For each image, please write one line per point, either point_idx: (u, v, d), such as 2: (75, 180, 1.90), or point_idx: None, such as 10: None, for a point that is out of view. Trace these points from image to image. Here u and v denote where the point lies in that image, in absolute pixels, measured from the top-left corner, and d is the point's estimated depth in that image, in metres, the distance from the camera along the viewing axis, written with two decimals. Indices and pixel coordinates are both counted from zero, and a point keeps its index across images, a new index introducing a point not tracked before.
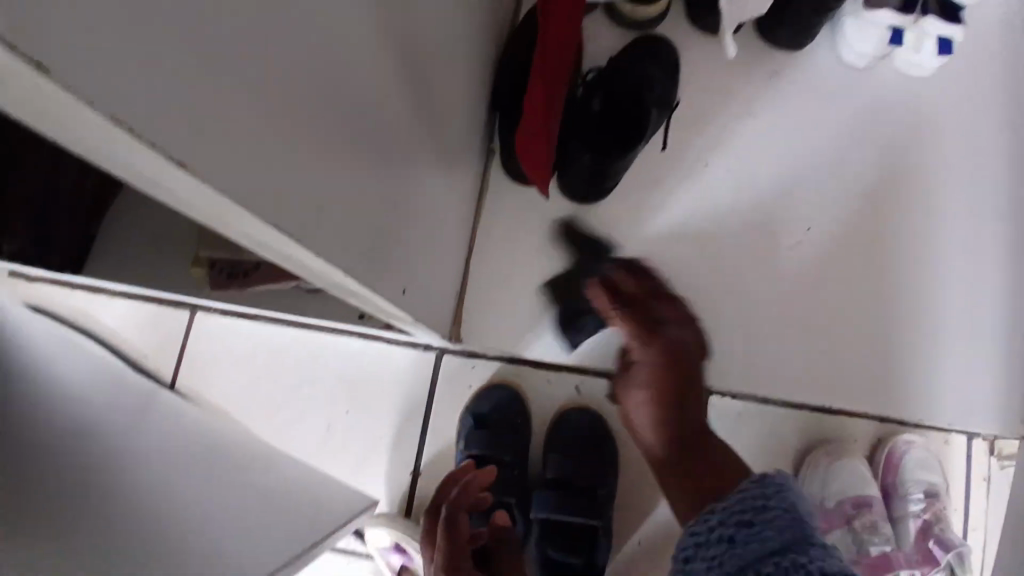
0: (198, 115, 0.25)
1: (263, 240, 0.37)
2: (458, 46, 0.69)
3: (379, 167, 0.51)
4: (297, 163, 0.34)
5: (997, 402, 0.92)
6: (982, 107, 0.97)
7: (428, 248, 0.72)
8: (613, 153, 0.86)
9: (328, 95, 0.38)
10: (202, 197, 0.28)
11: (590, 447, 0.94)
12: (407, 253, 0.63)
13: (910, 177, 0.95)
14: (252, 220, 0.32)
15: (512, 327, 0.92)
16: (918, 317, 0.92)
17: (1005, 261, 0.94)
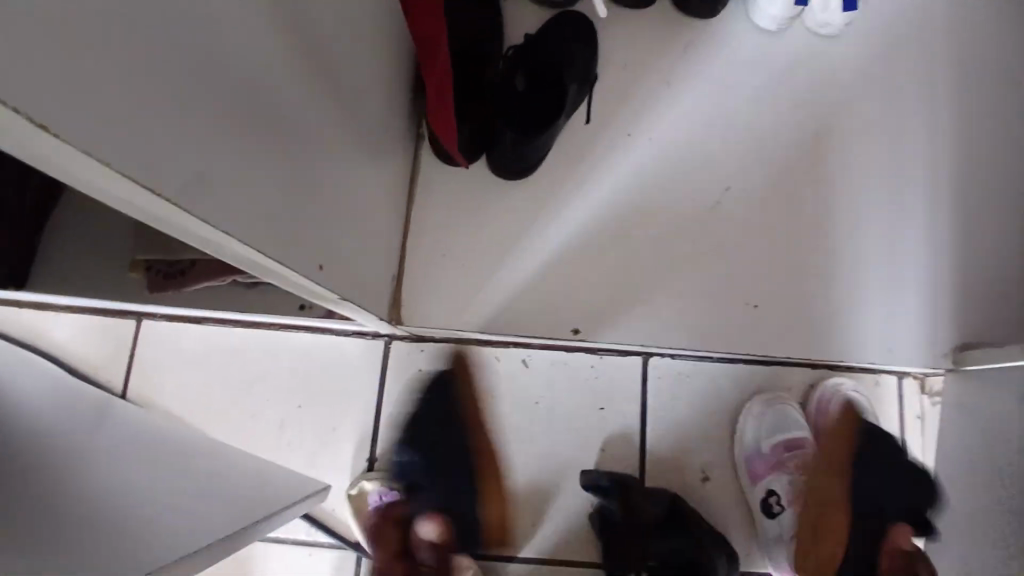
0: (64, 87, 0.27)
1: (161, 219, 0.39)
2: (370, 32, 0.72)
3: (288, 158, 0.54)
4: (181, 141, 0.36)
5: (919, 339, 0.96)
6: (893, 61, 1.02)
7: (356, 234, 0.75)
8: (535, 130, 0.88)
9: (217, 83, 0.40)
10: (81, 168, 0.30)
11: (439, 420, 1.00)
12: (330, 243, 0.66)
13: (823, 133, 1.00)
14: (137, 189, 0.34)
15: (453, 308, 0.95)
16: (842, 268, 0.97)
17: (922, 204, 0.99)
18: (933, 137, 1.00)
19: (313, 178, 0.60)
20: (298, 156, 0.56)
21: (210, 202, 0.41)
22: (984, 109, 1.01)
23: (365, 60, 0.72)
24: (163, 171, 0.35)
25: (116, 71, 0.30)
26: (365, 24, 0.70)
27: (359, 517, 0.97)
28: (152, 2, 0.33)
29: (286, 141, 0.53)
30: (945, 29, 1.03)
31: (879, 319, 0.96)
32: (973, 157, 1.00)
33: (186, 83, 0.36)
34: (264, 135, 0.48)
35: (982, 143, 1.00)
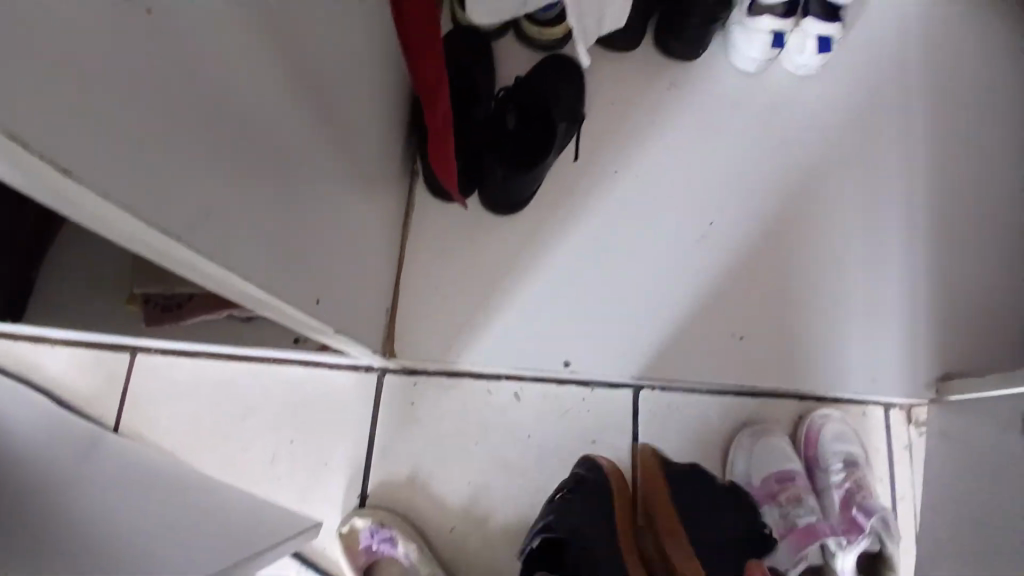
0: (79, 131, 0.30)
1: (164, 252, 0.42)
2: (367, 74, 0.75)
3: (286, 195, 0.56)
4: (184, 178, 0.39)
5: (903, 371, 0.98)
6: (869, 102, 1.06)
7: (352, 270, 0.77)
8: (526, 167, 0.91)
9: (219, 124, 0.43)
10: (92, 205, 0.33)
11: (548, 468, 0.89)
12: (326, 277, 0.68)
13: (803, 170, 1.03)
14: (142, 224, 0.36)
15: (446, 340, 0.96)
16: (826, 300, 0.99)
17: (900, 239, 1.02)
18: (909, 174, 1.04)
19: (310, 215, 0.62)
20: (296, 194, 0.58)
21: (210, 236, 0.43)
22: (956, 147, 1.06)
23: (362, 101, 0.75)
24: (167, 208, 0.37)
25: (127, 116, 0.33)
26: (363, 66, 0.74)
27: (348, 555, 0.97)
28: (159, 52, 0.35)
29: (285, 179, 0.55)
30: (916, 71, 1.08)
31: (863, 351, 0.98)
32: (948, 194, 1.04)
33: (190, 125, 0.39)
34: (263, 173, 0.51)
35: (955, 181, 1.04)
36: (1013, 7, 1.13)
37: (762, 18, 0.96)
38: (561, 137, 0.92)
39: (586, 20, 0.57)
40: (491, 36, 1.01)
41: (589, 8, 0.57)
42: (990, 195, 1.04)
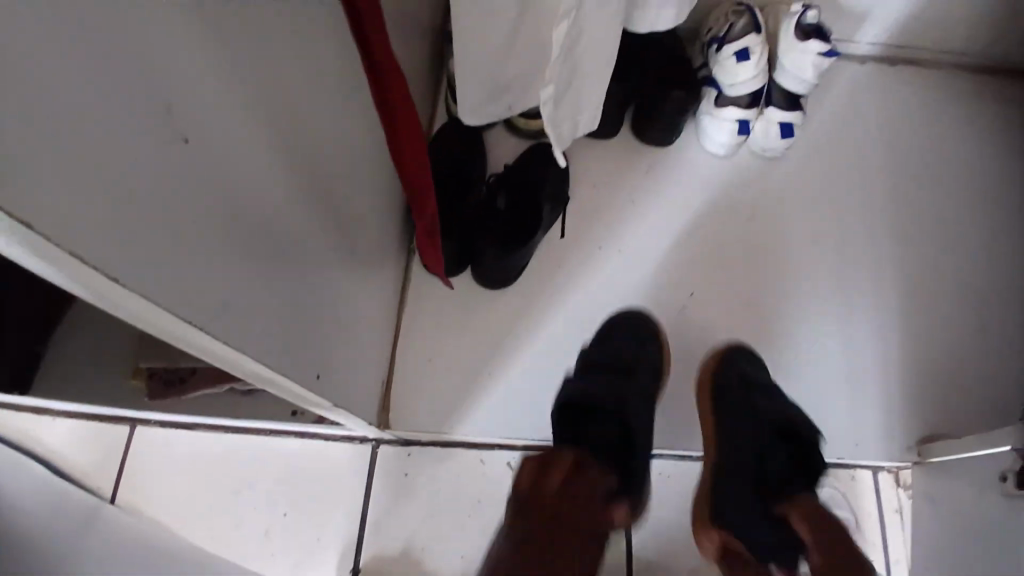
0: (90, 223, 0.34)
1: (167, 329, 0.46)
2: (368, 163, 0.81)
3: (287, 282, 0.60)
4: (184, 262, 0.44)
5: (884, 435, 1.01)
6: (837, 179, 1.13)
7: (348, 348, 0.80)
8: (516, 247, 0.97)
9: (222, 215, 0.48)
10: (101, 285, 0.37)
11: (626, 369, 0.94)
12: (323, 356, 0.71)
13: (778, 244, 1.09)
14: (146, 302, 0.40)
15: (439, 411, 0.99)
16: (806, 367, 1.03)
17: (873, 309, 1.07)
18: (877, 247, 1.10)
19: (308, 300, 0.66)
20: (295, 280, 0.62)
21: (208, 314, 0.47)
22: (920, 221, 1.12)
23: (363, 188, 0.81)
24: (167, 287, 0.42)
25: (135, 209, 0.38)
26: (365, 156, 0.80)
27: None
28: (168, 155, 0.41)
29: (285, 267, 0.60)
30: (879, 151, 1.16)
31: (844, 417, 1.01)
32: (916, 267, 1.10)
33: (193, 216, 0.44)
34: (264, 263, 0.55)
35: (922, 254, 1.10)
36: (967, 93, 1.21)
37: (726, 108, 1.06)
38: (546, 215, 0.99)
39: (560, 126, 0.63)
40: (482, 127, 1.08)
41: (562, 115, 0.62)
42: (956, 268, 1.10)
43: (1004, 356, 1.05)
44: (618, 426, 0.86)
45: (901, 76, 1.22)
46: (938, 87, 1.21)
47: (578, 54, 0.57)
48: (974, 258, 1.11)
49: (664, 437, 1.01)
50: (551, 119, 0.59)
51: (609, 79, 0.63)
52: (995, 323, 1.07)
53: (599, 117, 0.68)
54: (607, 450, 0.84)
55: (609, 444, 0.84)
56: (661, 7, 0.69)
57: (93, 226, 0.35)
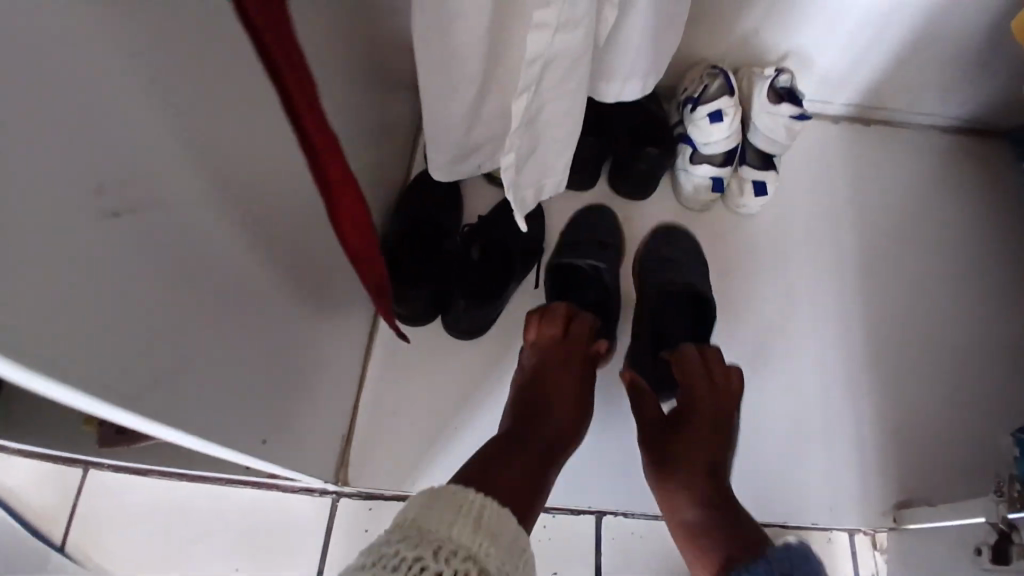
0: (15, 316, 0.32)
1: (107, 410, 0.44)
2: None
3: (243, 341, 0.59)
4: (124, 339, 0.42)
5: (857, 501, 1.00)
6: (812, 236, 1.14)
7: (305, 401, 0.78)
8: (488, 300, 0.96)
9: (167, 286, 0.46)
10: (25, 376, 0.35)
11: (595, 241, 1.07)
12: (272, 416, 0.69)
13: (753, 300, 1.09)
14: (81, 388, 0.38)
15: (404, 465, 0.96)
16: (779, 426, 1.02)
17: (846, 370, 1.06)
18: (853, 305, 1.10)
19: (262, 358, 0.64)
20: (251, 338, 0.61)
21: (150, 390, 0.45)
22: (894, 280, 1.13)
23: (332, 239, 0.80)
24: (103, 367, 0.40)
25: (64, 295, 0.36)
26: None
27: None
28: (104, 230, 0.39)
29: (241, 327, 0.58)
30: (854, 210, 1.17)
31: (819, 480, 1.00)
32: (889, 327, 1.10)
33: (134, 291, 0.42)
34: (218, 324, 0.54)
35: (896, 314, 1.10)
36: (940, 155, 1.23)
37: (701, 165, 1.08)
38: (515, 276, 0.98)
39: (524, 188, 0.63)
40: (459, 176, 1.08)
41: (525, 180, 0.62)
42: (928, 330, 1.10)
43: (976, 421, 1.05)
44: (598, 287, 1.05)
45: (876, 137, 1.23)
46: (912, 149, 1.23)
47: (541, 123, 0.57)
48: (948, 319, 1.11)
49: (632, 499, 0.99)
50: (514, 183, 0.59)
51: (575, 146, 0.64)
52: (967, 386, 1.07)
53: (566, 180, 0.68)
54: (593, 307, 1.03)
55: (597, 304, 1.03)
56: (626, 78, 0.70)
57: (27, 317, 0.33)
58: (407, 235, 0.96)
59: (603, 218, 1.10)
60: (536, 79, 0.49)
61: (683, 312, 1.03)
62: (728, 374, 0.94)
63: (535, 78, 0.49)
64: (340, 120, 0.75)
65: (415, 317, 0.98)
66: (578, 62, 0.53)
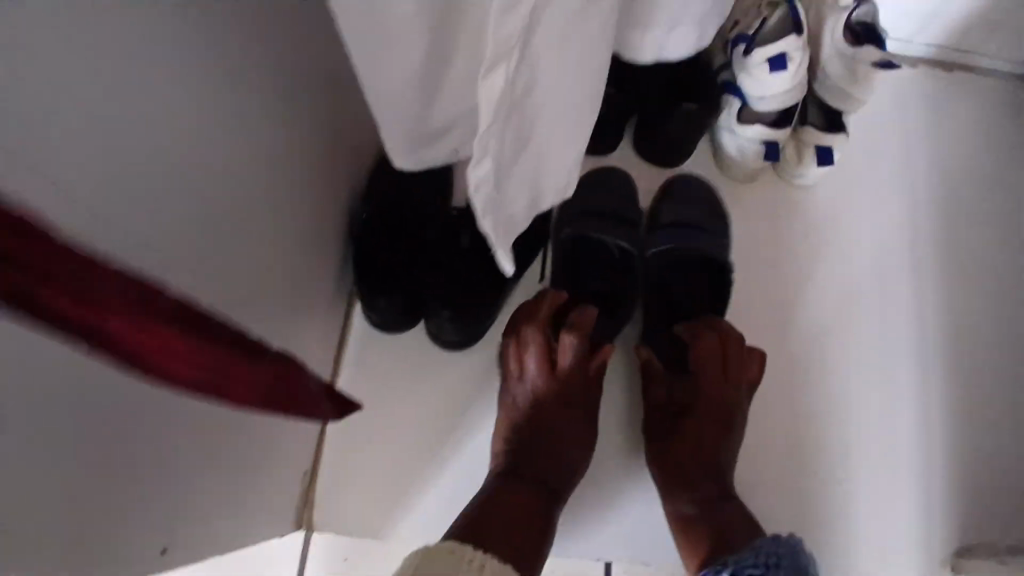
0: None
1: None
2: (278, 210, 0.59)
3: (108, 438, 0.40)
4: None
5: (918, 544, 0.84)
6: (880, 217, 0.93)
7: (240, 457, 0.60)
8: (476, 308, 0.77)
9: None
10: None
11: (610, 214, 0.84)
12: (181, 500, 0.51)
13: (805, 296, 0.90)
14: None
15: (379, 499, 0.80)
16: (829, 453, 0.86)
17: (916, 389, 0.87)
18: (927, 304, 0.90)
19: (154, 441, 0.45)
20: (129, 428, 0.42)
21: None
22: (979, 272, 0.92)
23: (270, 245, 0.59)
24: None
25: None
26: (274, 201, 0.58)
27: None
28: None
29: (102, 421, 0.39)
30: (935, 183, 0.95)
31: (872, 519, 0.84)
32: (969, 333, 0.90)
33: None
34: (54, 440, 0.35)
35: (980, 319, 0.90)
36: None
37: (749, 125, 0.84)
38: (511, 274, 0.79)
39: (513, 203, 0.42)
40: None
41: (513, 189, 0.41)
42: (1019, 342, 0.90)
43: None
44: (613, 273, 0.82)
45: (967, 88, 0.99)
46: (1015, 109, 0.99)
47: (532, 114, 0.37)
48: None
49: (647, 545, 0.80)
50: (495, 205, 0.39)
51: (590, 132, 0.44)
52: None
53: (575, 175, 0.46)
54: (600, 298, 0.82)
55: (610, 296, 0.82)
56: (674, 27, 0.47)
57: None
58: (373, 222, 0.76)
59: (624, 181, 0.87)
60: (516, 38, 0.30)
61: (701, 295, 0.83)
62: (751, 363, 0.77)
63: (515, 33, 0.30)
64: (273, 84, 0.53)
65: (391, 325, 0.80)
66: (585, 9, 0.33)
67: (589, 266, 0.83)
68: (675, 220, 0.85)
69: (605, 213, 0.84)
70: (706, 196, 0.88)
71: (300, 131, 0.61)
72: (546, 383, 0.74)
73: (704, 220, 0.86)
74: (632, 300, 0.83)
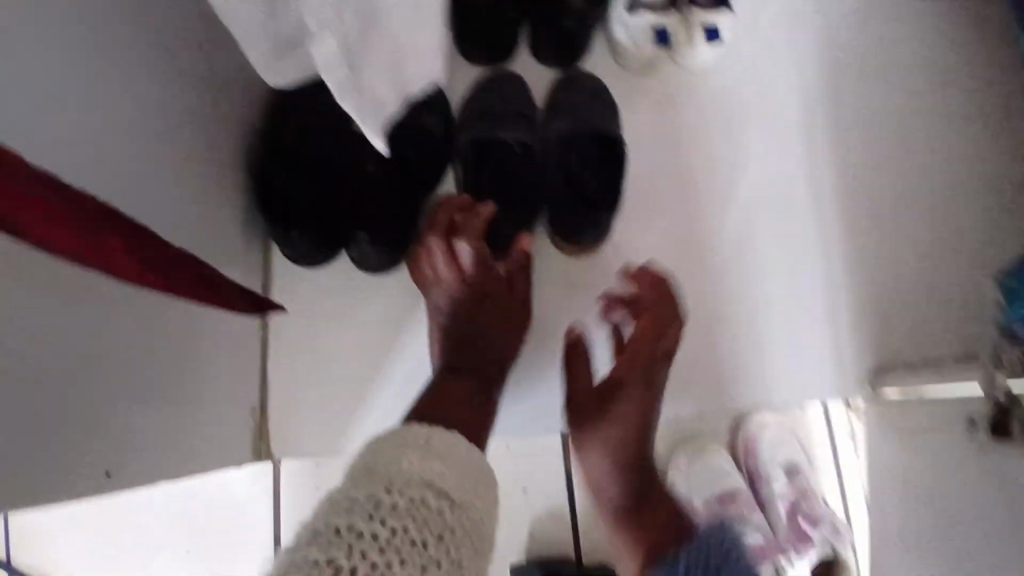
0: None
1: None
2: (171, 148, 0.62)
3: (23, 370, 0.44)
4: None
5: (831, 372, 0.93)
6: (766, 84, 0.99)
7: (182, 385, 0.64)
8: (394, 230, 0.81)
9: None
10: None
11: (511, 111, 0.85)
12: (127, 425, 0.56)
13: (705, 169, 0.96)
14: None
15: (339, 412, 0.86)
16: (743, 306, 0.94)
17: (816, 239, 0.96)
18: (815, 158, 0.98)
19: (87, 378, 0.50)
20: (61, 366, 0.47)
21: None
22: (862, 122, 0.99)
23: (174, 187, 0.62)
24: None
25: None
26: (165, 140, 0.61)
27: None
28: None
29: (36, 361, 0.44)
30: (814, 44, 1.00)
31: (787, 356, 0.93)
32: (857, 179, 0.98)
33: None
34: None
35: (866, 165, 0.98)
36: None
37: (639, 13, 0.91)
38: (423, 191, 0.83)
39: None
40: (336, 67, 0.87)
41: None
42: (902, 180, 0.98)
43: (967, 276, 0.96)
44: (524, 166, 0.83)
45: None
46: None
47: None
48: (925, 159, 0.99)
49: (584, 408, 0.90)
50: None
51: None
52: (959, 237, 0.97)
53: None
54: (509, 195, 0.83)
55: (518, 191, 0.83)
56: None
57: None
58: (280, 155, 0.79)
59: (517, 78, 0.88)
60: None
61: (600, 179, 0.84)
62: (670, 326, 0.82)
63: None
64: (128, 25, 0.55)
65: (314, 260, 0.83)
66: None
67: (497, 165, 0.83)
68: (574, 109, 0.86)
69: (507, 111, 0.84)
70: (590, 85, 0.89)
71: (175, 70, 0.62)
72: (460, 286, 0.77)
73: (602, 107, 0.87)
74: (543, 191, 0.84)
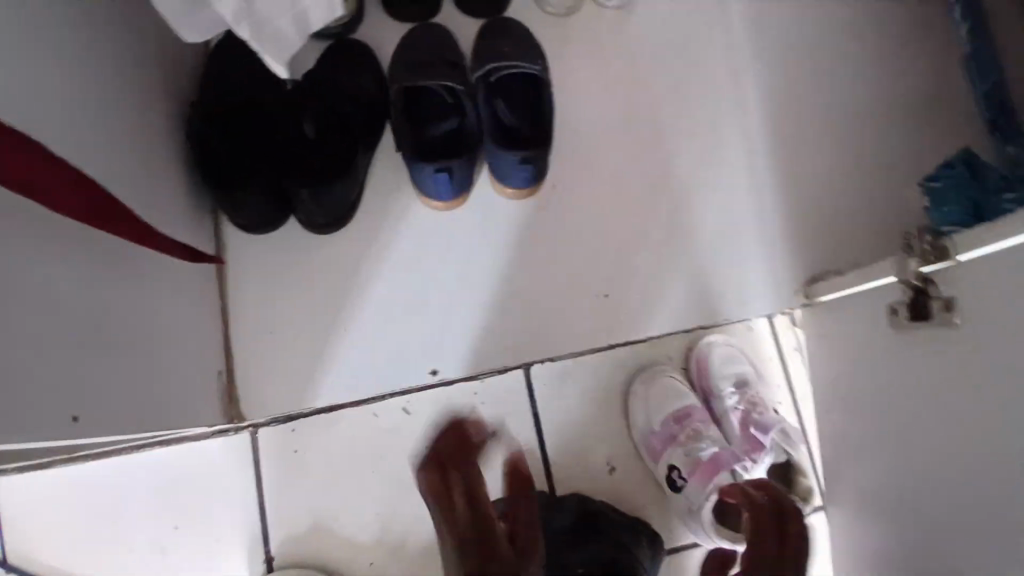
0: None
1: None
2: (108, 107, 0.63)
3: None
4: None
5: (770, 283, 0.99)
6: (685, 16, 1.03)
7: (147, 343, 0.66)
8: (334, 182, 0.81)
9: None
10: None
11: (439, 58, 0.87)
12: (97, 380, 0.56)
13: (636, 102, 1.00)
14: None
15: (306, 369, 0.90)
16: (684, 229, 0.98)
17: (745, 159, 1.01)
18: (738, 82, 1.02)
19: (60, 338, 0.52)
20: (35, 326, 0.49)
21: None
22: (780, 44, 1.04)
23: (115, 147, 0.63)
24: None
25: None
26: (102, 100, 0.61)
27: None
28: None
29: (13, 320, 0.46)
30: None
31: (729, 273, 0.99)
32: (780, 98, 1.03)
33: None
34: None
35: (788, 84, 1.03)
36: None
37: None
38: (360, 147, 0.85)
39: None
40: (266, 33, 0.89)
41: None
42: (824, 96, 1.03)
43: (892, 181, 1.02)
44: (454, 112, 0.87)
45: None
46: None
47: None
48: (842, 74, 1.04)
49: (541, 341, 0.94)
50: None
51: None
52: (878, 151, 1.02)
53: None
54: (442, 145, 0.86)
55: (449, 137, 0.87)
56: None
57: None
58: (214, 121, 0.80)
59: (443, 29, 0.91)
60: None
61: (531, 122, 0.87)
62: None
63: None
64: None
65: (260, 225, 0.85)
66: None
67: (428, 113, 0.87)
68: (502, 53, 0.88)
69: (435, 58, 0.87)
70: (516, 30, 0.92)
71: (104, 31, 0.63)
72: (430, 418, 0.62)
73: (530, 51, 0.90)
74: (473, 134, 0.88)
